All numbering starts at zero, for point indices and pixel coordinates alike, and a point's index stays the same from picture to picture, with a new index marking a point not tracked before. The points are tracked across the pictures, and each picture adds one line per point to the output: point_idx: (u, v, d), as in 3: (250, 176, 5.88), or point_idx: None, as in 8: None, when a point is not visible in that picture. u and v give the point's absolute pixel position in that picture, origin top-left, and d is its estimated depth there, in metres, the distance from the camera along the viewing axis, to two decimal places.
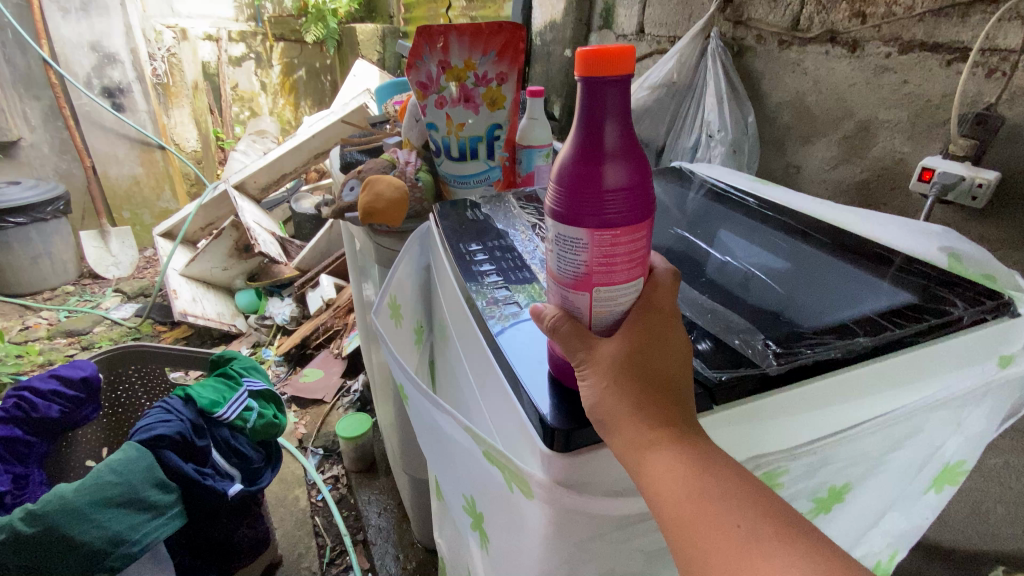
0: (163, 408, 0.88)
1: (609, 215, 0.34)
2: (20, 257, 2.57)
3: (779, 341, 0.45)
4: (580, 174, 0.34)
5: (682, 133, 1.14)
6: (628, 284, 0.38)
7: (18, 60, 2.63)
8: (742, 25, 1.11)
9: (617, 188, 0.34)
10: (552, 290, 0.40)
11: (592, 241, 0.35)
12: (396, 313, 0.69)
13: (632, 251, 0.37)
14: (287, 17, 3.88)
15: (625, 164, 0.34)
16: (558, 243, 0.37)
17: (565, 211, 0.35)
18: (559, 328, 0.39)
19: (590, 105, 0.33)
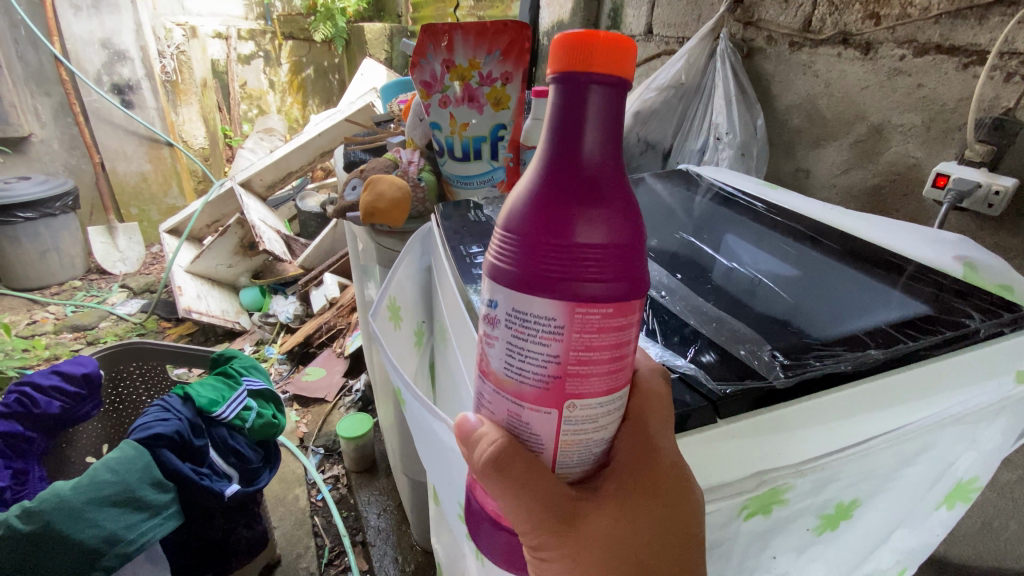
0: (161, 407, 0.87)
1: (587, 275, 0.28)
2: (28, 252, 2.59)
3: (787, 352, 0.43)
4: (550, 221, 0.28)
5: (690, 135, 1.12)
6: (598, 398, 0.32)
7: (29, 57, 2.63)
8: (752, 25, 1.09)
9: (598, 239, 0.28)
10: (500, 401, 0.33)
11: (566, 322, 0.29)
12: (395, 317, 0.68)
13: (619, 334, 0.30)
14: (296, 15, 3.92)
15: (609, 212, 0.28)
16: (520, 325, 0.30)
17: (528, 275, 0.29)
18: (508, 466, 0.33)
19: (563, 126, 0.28)
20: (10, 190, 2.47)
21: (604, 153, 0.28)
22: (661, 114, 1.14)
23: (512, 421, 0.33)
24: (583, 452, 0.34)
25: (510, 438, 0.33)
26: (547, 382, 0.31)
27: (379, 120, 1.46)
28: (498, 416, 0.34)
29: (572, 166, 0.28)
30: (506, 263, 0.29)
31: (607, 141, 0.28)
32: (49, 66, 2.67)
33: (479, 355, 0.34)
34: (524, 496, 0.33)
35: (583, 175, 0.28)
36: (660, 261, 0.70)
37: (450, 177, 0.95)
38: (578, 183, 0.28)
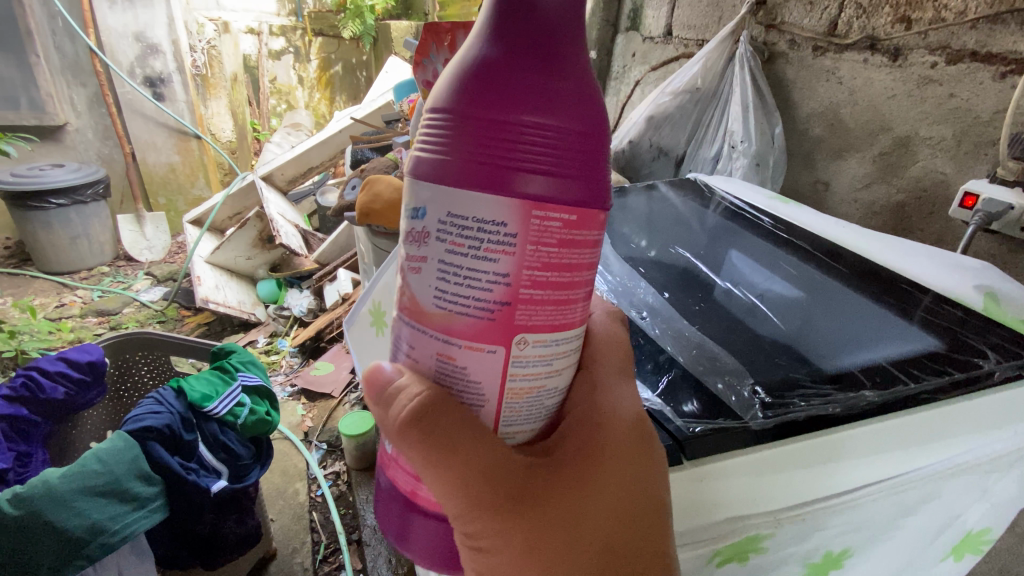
0: (154, 400, 0.88)
1: (539, 161, 0.29)
2: (60, 237, 2.67)
3: (770, 389, 0.42)
4: (503, 109, 0.28)
5: (705, 143, 1.07)
6: (549, 332, 0.32)
7: (66, 48, 2.72)
8: (775, 28, 1.04)
9: (552, 133, 0.29)
10: (432, 346, 0.32)
11: (518, 227, 0.29)
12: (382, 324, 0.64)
13: (575, 247, 0.31)
14: (326, 12, 3.96)
15: (562, 107, 0.29)
16: (464, 230, 0.30)
17: (477, 170, 0.29)
18: (443, 412, 0.32)
19: (509, 21, 0.30)
20: (43, 176, 2.56)
21: (554, 52, 0.30)
22: (675, 119, 1.09)
23: (445, 369, 0.32)
24: (530, 404, 0.34)
25: (440, 390, 0.33)
26: (495, 306, 0.30)
27: (390, 118, 1.45)
28: (427, 366, 0.33)
29: (518, 56, 0.29)
30: (453, 159, 0.29)
31: (553, 40, 0.30)
32: (84, 57, 2.76)
33: (405, 291, 0.33)
34: (460, 457, 0.33)
35: (534, 70, 0.29)
36: (655, 274, 0.67)
37: None
38: (529, 78, 0.29)
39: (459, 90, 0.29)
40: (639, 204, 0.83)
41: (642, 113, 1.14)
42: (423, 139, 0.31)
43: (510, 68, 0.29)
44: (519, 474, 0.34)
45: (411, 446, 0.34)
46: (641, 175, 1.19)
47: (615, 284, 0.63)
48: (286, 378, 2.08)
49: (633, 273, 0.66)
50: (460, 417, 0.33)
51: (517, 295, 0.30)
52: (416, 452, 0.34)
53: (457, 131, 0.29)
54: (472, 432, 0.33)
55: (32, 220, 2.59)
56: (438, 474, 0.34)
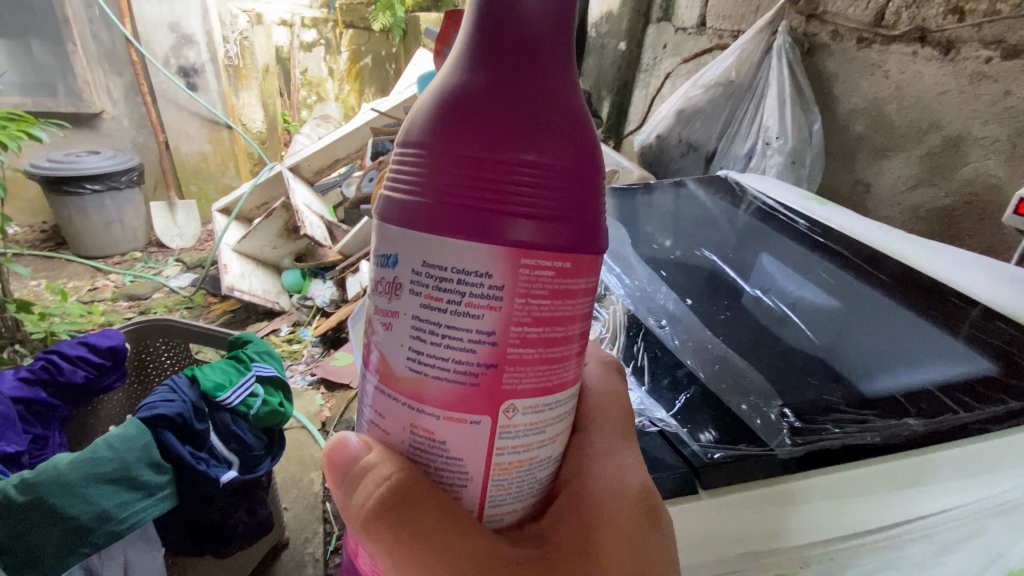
0: (167, 388, 0.88)
1: (527, 209, 0.28)
2: (95, 222, 2.76)
3: (800, 413, 0.42)
4: (488, 158, 0.28)
5: (737, 139, 1.02)
6: (536, 395, 0.32)
7: (104, 37, 2.80)
8: (816, 19, 0.97)
9: (537, 178, 0.29)
10: (408, 416, 0.33)
11: (504, 281, 0.29)
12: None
13: (566, 297, 0.31)
14: (357, 4, 3.98)
15: (548, 151, 0.29)
16: (447, 288, 0.30)
17: (461, 224, 0.29)
18: (413, 490, 0.33)
19: (492, 66, 0.30)
20: (80, 163, 2.64)
21: (536, 91, 0.30)
22: (706, 113, 1.04)
23: (421, 443, 0.33)
24: (519, 479, 0.34)
25: (412, 470, 0.33)
26: (481, 365, 0.30)
27: None
28: (399, 440, 0.33)
29: (502, 100, 0.29)
30: (435, 209, 0.29)
31: (538, 83, 0.30)
32: (120, 47, 2.83)
33: (381, 358, 0.33)
34: (437, 537, 0.33)
35: (516, 113, 0.29)
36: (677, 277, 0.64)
37: None
38: (512, 121, 0.29)
39: (440, 138, 0.29)
40: (664, 202, 0.79)
41: (672, 108, 1.10)
42: (402, 188, 0.31)
43: (492, 114, 0.29)
44: (504, 558, 0.34)
45: (379, 523, 0.35)
46: (668, 171, 1.15)
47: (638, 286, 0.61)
48: (307, 367, 2.10)
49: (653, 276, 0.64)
50: (436, 499, 0.33)
51: (504, 353, 0.30)
52: (385, 529, 0.35)
53: (438, 180, 0.29)
54: (450, 513, 0.33)
55: (68, 205, 2.68)
56: (405, 551, 0.35)
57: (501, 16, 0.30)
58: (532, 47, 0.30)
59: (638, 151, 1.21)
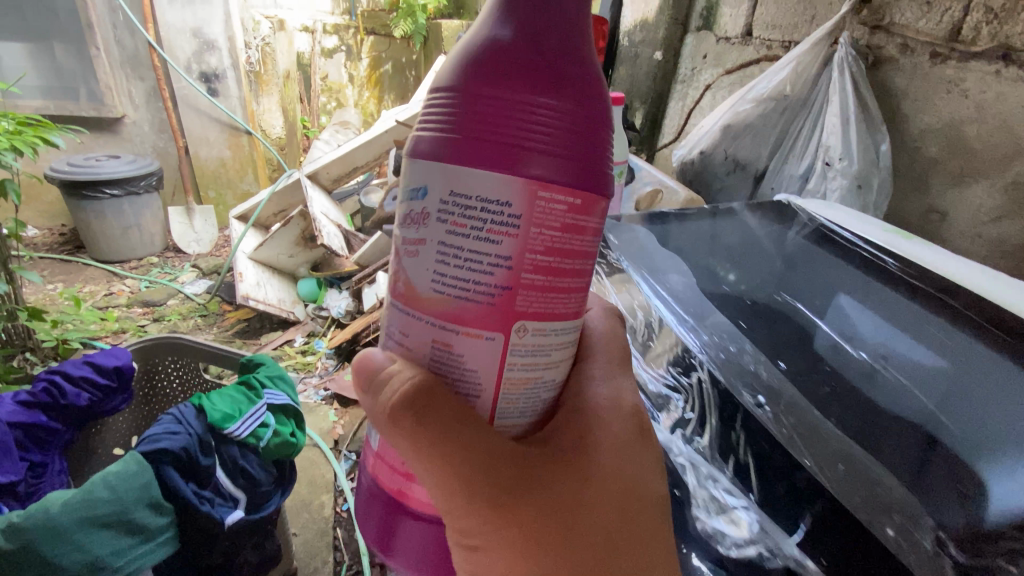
0: (172, 419, 0.82)
1: (542, 146, 0.33)
2: (113, 226, 2.74)
3: (961, 545, 0.41)
4: (510, 101, 0.33)
5: (791, 158, 0.95)
6: (548, 324, 0.37)
7: (127, 42, 2.80)
8: (882, 30, 0.88)
9: (552, 122, 0.33)
10: (430, 334, 0.36)
11: (522, 210, 0.33)
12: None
13: (574, 231, 0.35)
14: (379, 11, 3.95)
15: (563, 101, 0.33)
16: (469, 213, 0.33)
17: (485, 157, 0.33)
18: (429, 396, 0.37)
19: (517, 22, 0.34)
20: (100, 168, 2.63)
21: (555, 50, 0.34)
22: (756, 129, 0.96)
23: (440, 355, 0.37)
24: (523, 397, 0.39)
25: (430, 376, 0.37)
26: (497, 288, 0.34)
27: None
28: (421, 355, 0.37)
29: (523, 53, 0.33)
30: (463, 143, 0.33)
31: (556, 41, 0.34)
32: (143, 51, 2.83)
33: (406, 281, 0.37)
34: (458, 441, 0.38)
35: (536, 65, 0.33)
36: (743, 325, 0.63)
37: None
38: (533, 71, 0.33)
39: (469, 80, 0.33)
40: (721, 236, 0.76)
41: (718, 122, 1.03)
42: (434, 127, 0.35)
43: (516, 59, 0.33)
44: (518, 457, 0.40)
45: (400, 427, 0.39)
46: (712, 190, 1.07)
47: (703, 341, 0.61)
48: (321, 381, 2.05)
49: (721, 330, 0.63)
50: (456, 406, 0.37)
51: (518, 277, 0.34)
52: (406, 431, 0.39)
53: (467, 117, 0.33)
54: (468, 418, 0.38)
55: (86, 209, 2.67)
56: (428, 452, 0.39)
57: None
58: (553, 9, 0.34)
59: (677, 167, 1.14)
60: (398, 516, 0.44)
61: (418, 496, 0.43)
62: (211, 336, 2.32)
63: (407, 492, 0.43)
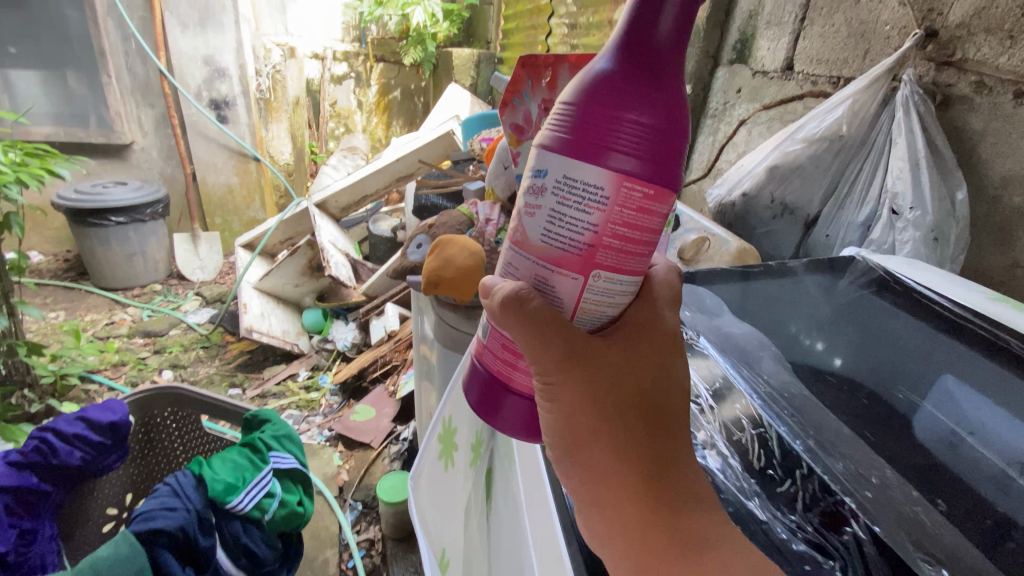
0: (168, 492, 0.75)
1: (632, 145, 0.35)
2: (117, 254, 2.68)
3: None
4: (615, 98, 0.35)
5: (849, 203, 0.89)
6: (626, 276, 0.39)
7: (138, 69, 2.78)
8: (952, 66, 0.82)
9: (645, 123, 0.35)
10: (534, 270, 0.40)
11: (610, 192, 0.36)
12: (450, 452, 0.54)
13: (649, 216, 0.37)
14: (389, 39, 3.93)
15: (659, 105, 0.35)
16: (568, 189, 0.37)
17: (581, 142, 0.36)
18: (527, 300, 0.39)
19: (640, 21, 0.36)
20: (106, 195, 2.58)
21: (664, 60, 0.35)
22: (807, 171, 0.91)
23: (541, 285, 0.40)
24: (604, 305, 0.41)
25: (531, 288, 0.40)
26: (581, 249, 0.38)
27: (459, 159, 1.30)
28: (525, 278, 0.41)
29: (636, 57, 0.36)
30: (571, 128, 0.36)
31: (671, 47, 0.36)
32: (154, 79, 2.81)
33: (519, 227, 0.41)
34: (544, 335, 0.39)
35: (643, 70, 0.35)
36: (822, 390, 0.53)
37: None
38: (638, 76, 0.35)
39: (588, 74, 0.36)
40: (790, 293, 0.67)
41: (762, 162, 0.96)
42: (554, 111, 0.38)
43: (630, 61, 0.35)
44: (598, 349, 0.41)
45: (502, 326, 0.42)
46: (754, 235, 0.99)
47: (826, 463, 0.41)
48: (326, 420, 1.95)
49: (851, 452, 0.42)
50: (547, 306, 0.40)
51: (600, 244, 0.37)
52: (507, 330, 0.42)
53: (579, 104, 0.36)
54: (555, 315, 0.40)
55: (91, 236, 2.61)
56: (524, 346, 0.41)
57: None
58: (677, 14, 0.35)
59: (714, 209, 1.06)
60: (505, 395, 0.46)
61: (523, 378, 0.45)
62: (213, 369, 2.23)
63: (512, 376, 0.45)
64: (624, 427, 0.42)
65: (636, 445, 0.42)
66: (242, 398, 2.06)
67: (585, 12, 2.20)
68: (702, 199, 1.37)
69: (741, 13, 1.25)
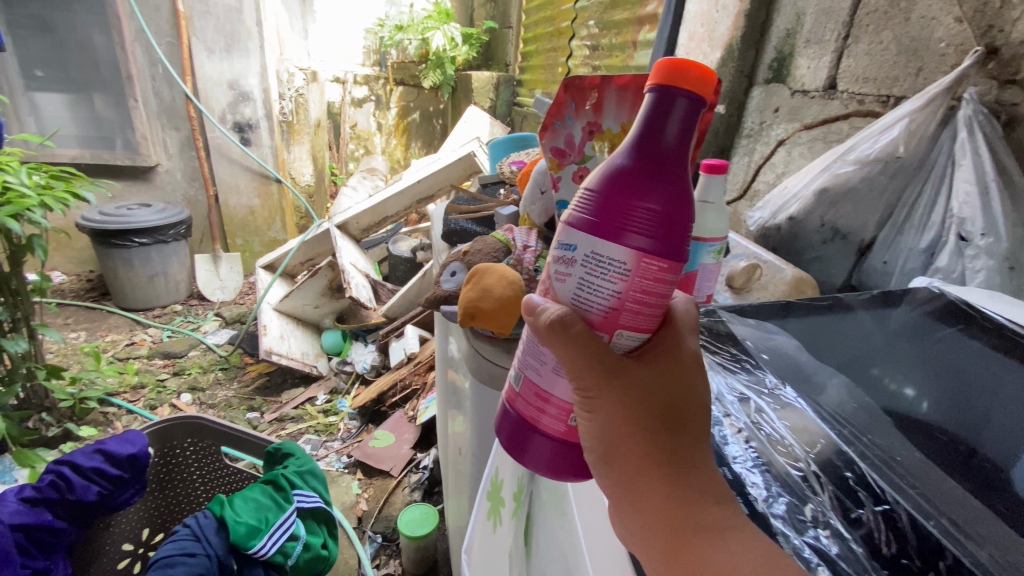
0: (189, 534, 0.74)
1: (650, 229, 0.36)
2: (139, 274, 2.70)
3: None
4: (633, 187, 0.36)
5: (908, 228, 0.84)
6: (649, 323, 0.39)
7: (165, 93, 2.83)
8: (1016, 84, 0.78)
9: (660, 208, 0.36)
10: None
11: (630, 269, 0.36)
12: (497, 511, 0.50)
13: (667, 287, 0.37)
14: (409, 62, 3.97)
15: (672, 192, 0.36)
16: (591, 263, 0.37)
17: (602, 223, 0.36)
18: (570, 325, 0.38)
19: (652, 117, 0.37)
20: (130, 216, 2.61)
21: (674, 153, 0.36)
22: (860, 194, 0.86)
23: (585, 301, 0.38)
24: (638, 329, 0.39)
25: (571, 310, 0.38)
26: (604, 316, 0.38)
27: (487, 181, 1.27)
28: (564, 302, 0.39)
29: (650, 150, 0.36)
30: (591, 211, 0.37)
31: (681, 140, 0.37)
32: (179, 102, 2.86)
33: (548, 289, 0.41)
34: (584, 352, 0.38)
35: (657, 164, 0.36)
36: (914, 439, 0.47)
37: None
38: (653, 169, 0.36)
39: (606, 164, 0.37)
40: (857, 336, 0.62)
41: (810, 184, 0.91)
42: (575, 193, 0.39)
43: (644, 154, 0.36)
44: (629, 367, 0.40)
45: (548, 348, 0.40)
46: (801, 259, 0.95)
47: (967, 548, 0.35)
48: (344, 446, 1.90)
49: (992, 535, 0.36)
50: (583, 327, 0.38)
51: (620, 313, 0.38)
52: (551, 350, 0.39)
53: (598, 191, 0.37)
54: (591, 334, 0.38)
55: (114, 257, 2.63)
56: (564, 362, 0.39)
57: (675, 82, 0.36)
58: (686, 113, 0.36)
59: (755, 232, 1.02)
60: (531, 438, 0.43)
61: (553, 421, 0.42)
62: (231, 392, 2.20)
63: (541, 418, 0.42)
64: (652, 443, 0.40)
65: (663, 463, 0.39)
66: (260, 422, 2.02)
67: (608, 33, 2.18)
68: (738, 221, 1.33)
69: (777, 31, 1.21)
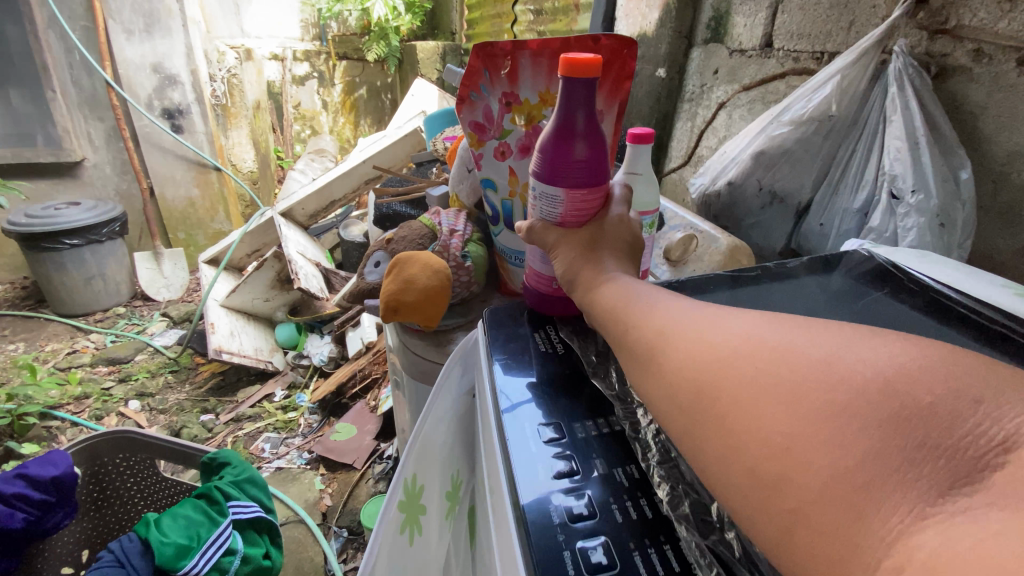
0: (112, 561, 0.70)
1: (577, 173, 0.52)
2: (74, 278, 2.53)
3: None
4: (563, 149, 0.52)
5: (842, 189, 0.83)
6: (590, 204, 0.53)
7: (84, 81, 2.62)
8: (946, 34, 0.76)
9: (580, 158, 0.52)
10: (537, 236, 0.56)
11: (565, 195, 0.52)
12: (414, 521, 0.48)
13: (595, 200, 0.53)
14: (351, 35, 3.80)
15: (586, 147, 0.52)
16: (544, 197, 0.53)
17: (547, 173, 0.53)
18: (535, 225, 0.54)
19: (568, 100, 0.52)
20: (58, 217, 2.42)
21: (585, 122, 0.52)
22: (796, 156, 0.85)
23: (543, 211, 0.54)
24: (581, 212, 0.53)
25: (536, 220, 0.54)
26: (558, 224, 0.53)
27: (422, 160, 1.21)
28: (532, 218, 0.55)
29: (569, 124, 0.52)
30: (541, 169, 0.53)
31: (587, 114, 0.52)
32: (102, 91, 2.65)
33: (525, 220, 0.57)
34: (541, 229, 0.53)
35: (574, 132, 0.52)
36: None
37: (505, 254, 0.72)
38: (572, 134, 0.52)
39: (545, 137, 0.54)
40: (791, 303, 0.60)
41: (746, 148, 0.90)
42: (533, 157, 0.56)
43: (565, 129, 0.52)
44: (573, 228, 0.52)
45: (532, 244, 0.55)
46: (742, 225, 0.95)
47: None
48: (305, 442, 1.85)
49: None
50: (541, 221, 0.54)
51: (567, 222, 0.53)
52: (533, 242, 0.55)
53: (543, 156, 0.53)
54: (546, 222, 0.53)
55: (45, 262, 2.46)
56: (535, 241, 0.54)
57: (575, 80, 0.51)
58: (587, 96, 0.52)
59: (697, 200, 1.01)
60: (541, 300, 0.58)
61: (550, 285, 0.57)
62: (184, 394, 2.11)
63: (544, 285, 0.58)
64: (584, 254, 0.49)
65: (593, 264, 0.47)
66: (215, 424, 1.95)
67: None
68: (683, 188, 1.31)
69: None
